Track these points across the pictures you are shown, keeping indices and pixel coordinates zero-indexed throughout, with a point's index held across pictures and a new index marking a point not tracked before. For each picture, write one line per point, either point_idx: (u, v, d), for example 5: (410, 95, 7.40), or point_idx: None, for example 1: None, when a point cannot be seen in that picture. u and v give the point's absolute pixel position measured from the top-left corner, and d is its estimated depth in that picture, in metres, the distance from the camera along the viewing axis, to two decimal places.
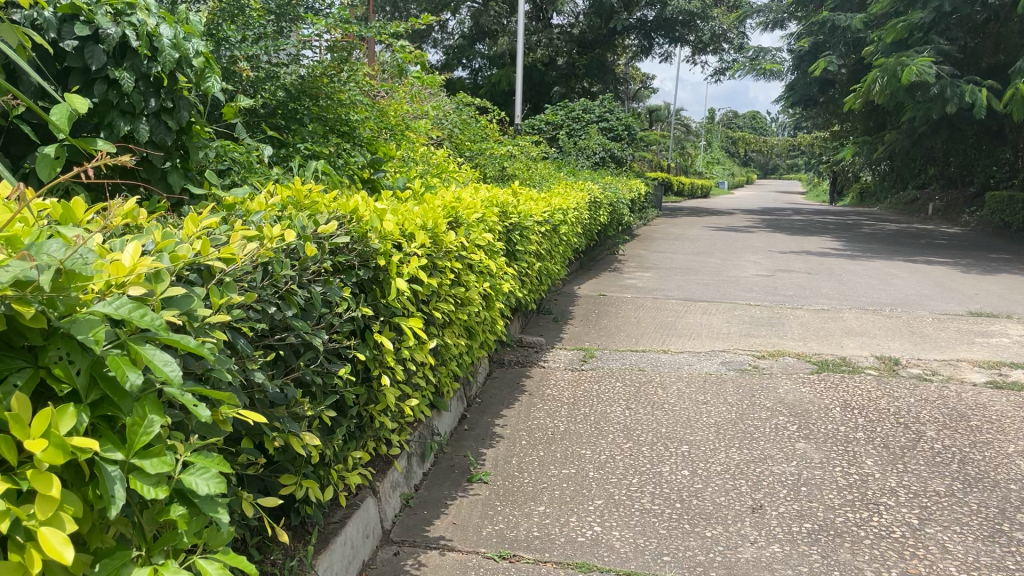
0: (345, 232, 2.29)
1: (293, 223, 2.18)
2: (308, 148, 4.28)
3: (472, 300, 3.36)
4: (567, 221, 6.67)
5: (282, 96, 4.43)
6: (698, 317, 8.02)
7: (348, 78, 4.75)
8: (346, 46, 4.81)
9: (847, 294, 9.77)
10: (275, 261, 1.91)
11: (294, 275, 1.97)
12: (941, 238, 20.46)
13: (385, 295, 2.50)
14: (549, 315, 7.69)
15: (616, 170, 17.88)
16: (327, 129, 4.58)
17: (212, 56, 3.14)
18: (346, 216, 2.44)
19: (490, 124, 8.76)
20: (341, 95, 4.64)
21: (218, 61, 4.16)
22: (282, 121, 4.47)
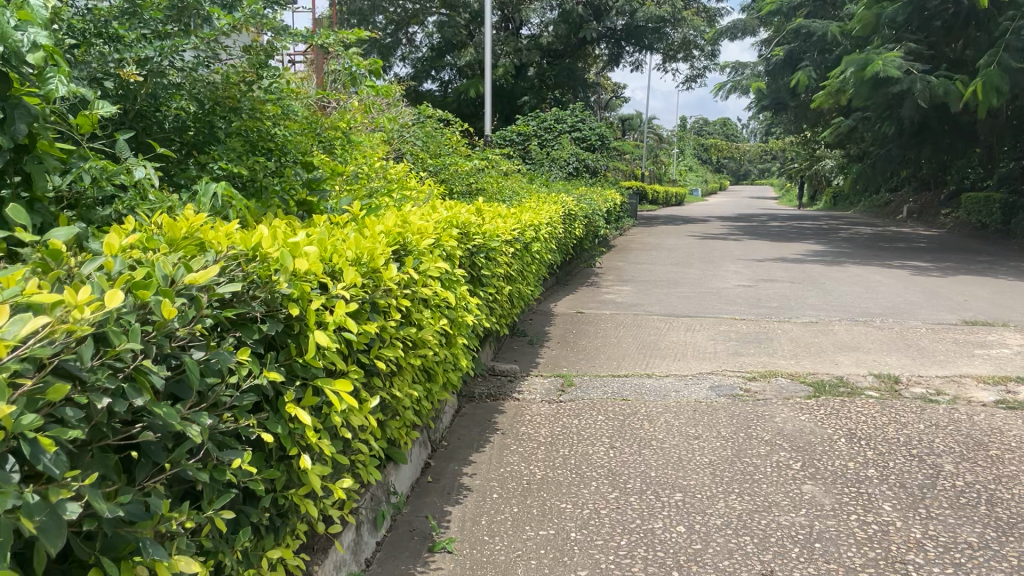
0: (235, 277, 1.82)
1: (158, 270, 1.71)
2: (222, 167, 3.74)
3: (427, 342, 2.86)
4: (540, 237, 6.18)
5: (193, 109, 3.85)
6: (683, 334, 7.56)
7: (268, 88, 4.17)
8: (267, 49, 4.10)
9: (834, 304, 9.38)
10: (112, 330, 1.49)
11: (149, 347, 1.54)
12: (920, 241, 20.25)
13: (303, 351, 2.00)
14: (524, 337, 7.19)
15: (591, 180, 17.48)
16: (250, 148, 4.03)
17: (57, 51, 2.56)
18: (245, 254, 1.96)
19: (454, 135, 8.25)
20: (260, 107, 4.08)
21: (101, 69, 3.43)
22: (195, 139, 3.88)
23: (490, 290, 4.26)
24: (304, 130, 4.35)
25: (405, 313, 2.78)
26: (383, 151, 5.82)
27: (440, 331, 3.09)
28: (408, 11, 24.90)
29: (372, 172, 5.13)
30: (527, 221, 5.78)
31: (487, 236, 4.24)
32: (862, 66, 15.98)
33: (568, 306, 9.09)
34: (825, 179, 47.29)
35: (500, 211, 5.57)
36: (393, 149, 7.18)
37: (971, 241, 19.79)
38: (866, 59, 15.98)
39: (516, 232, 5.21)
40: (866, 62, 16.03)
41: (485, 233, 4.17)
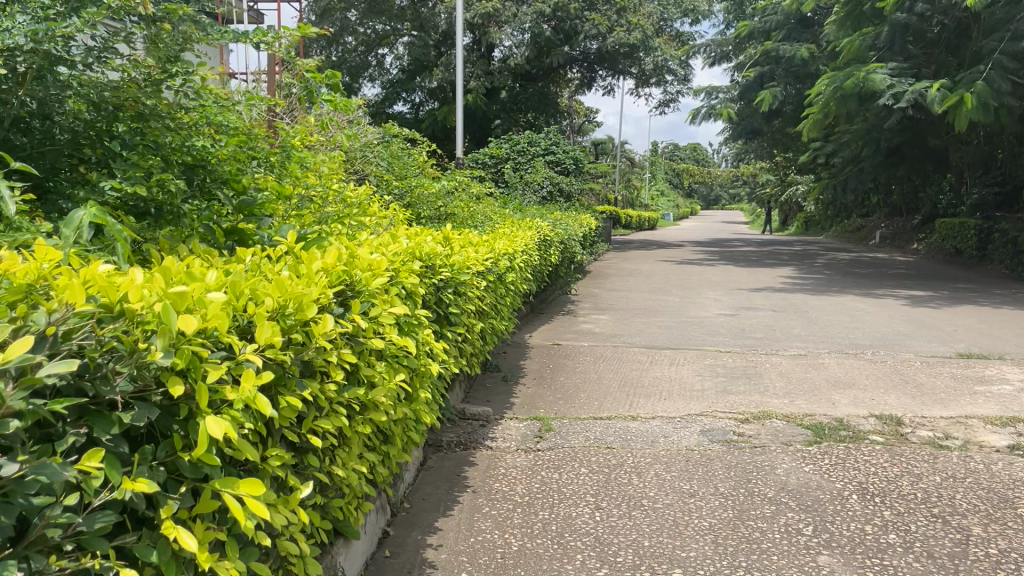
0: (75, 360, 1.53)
1: None
2: (117, 188, 3.11)
3: (380, 401, 2.36)
4: (514, 266, 5.68)
5: (88, 117, 3.23)
6: (667, 369, 7.08)
7: (180, 87, 3.49)
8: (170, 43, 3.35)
9: (821, 335, 8.96)
10: None
11: None
12: (897, 268, 20.08)
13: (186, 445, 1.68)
14: (498, 374, 6.68)
15: (565, 204, 17.05)
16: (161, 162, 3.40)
17: None
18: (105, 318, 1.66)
19: (421, 158, 7.74)
20: (171, 111, 3.41)
21: None
22: (91, 153, 3.27)
23: (460, 328, 3.73)
24: (241, 144, 3.80)
25: (349, 367, 2.29)
26: (340, 171, 5.28)
27: (398, 386, 2.58)
28: (378, 33, 24.44)
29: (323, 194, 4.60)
30: (500, 249, 5.26)
31: (457, 268, 3.75)
32: (844, 79, 15.26)
33: (544, 337, 8.59)
34: (796, 204, 47.42)
35: (469, 237, 5.04)
36: (355, 170, 6.64)
37: (947, 268, 19.65)
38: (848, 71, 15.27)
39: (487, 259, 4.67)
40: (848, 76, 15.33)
41: (452, 263, 3.66)
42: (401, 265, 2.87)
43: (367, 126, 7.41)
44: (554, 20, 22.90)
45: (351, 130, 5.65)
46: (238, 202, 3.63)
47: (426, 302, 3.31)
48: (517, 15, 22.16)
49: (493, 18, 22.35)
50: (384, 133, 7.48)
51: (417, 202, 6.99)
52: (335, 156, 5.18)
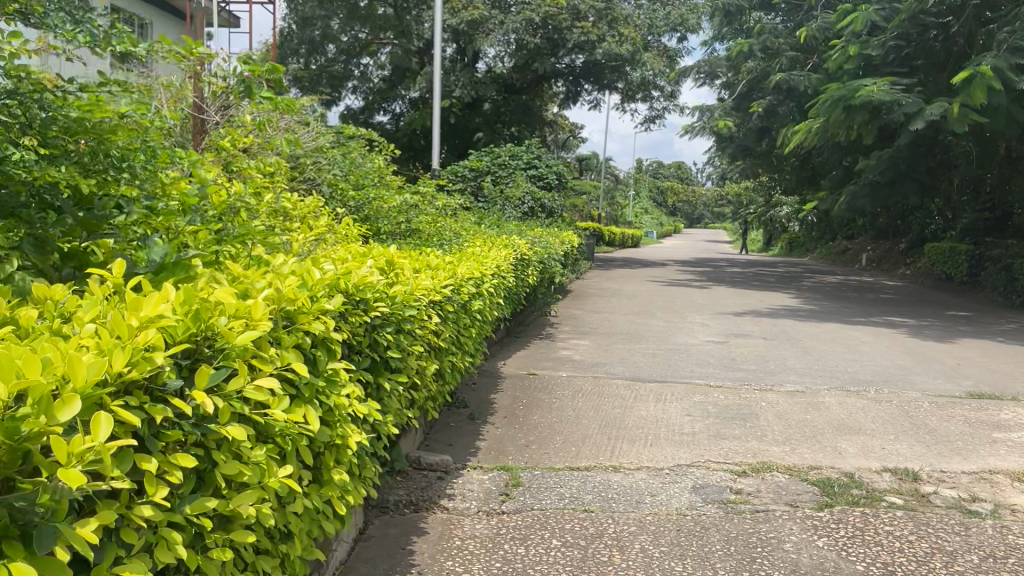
0: None
1: None
2: None
3: (240, 502, 1.90)
4: (484, 290, 5.02)
5: None
6: (652, 407, 6.37)
7: None
8: None
9: (817, 368, 8.30)
10: None
11: None
12: (886, 293, 19.57)
13: None
14: (463, 411, 5.95)
15: (546, 221, 16.40)
16: None
17: None
18: None
19: (381, 169, 7.10)
20: None
21: None
22: None
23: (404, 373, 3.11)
24: (131, 139, 3.21)
25: (203, 467, 1.91)
26: (278, 182, 4.68)
27: (283, 478, 2.05)
28: (360, 40, 23.73)
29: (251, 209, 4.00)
30: (466, 270, 4.58)
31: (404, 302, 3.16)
32: (849, 95, 14.06)
33: (519, 365, 7.87)
34: (781, 226, 47.06)
35: (425, 259, 4.42)
36: (306, 177, 6.21)
37: (937, 294, 19.16)
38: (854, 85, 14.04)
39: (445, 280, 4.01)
40: (853, 91, 14.13)
41: (394, 293, 3.04)
42: (298, 311, 2.37)
43: (322, 132, 6.78)
44: (541, 29, 22.30)
45: (293, 135, 5.03)
46: (83, 219, 3.01)
47: (352, 348, 2.77)
48: (503, 23, 21.52)
49: (477, 26, 21.70)
50: (340, 144, 6.83)
51: (375, 218, 6.37)
52: (270, 166, 4.58)
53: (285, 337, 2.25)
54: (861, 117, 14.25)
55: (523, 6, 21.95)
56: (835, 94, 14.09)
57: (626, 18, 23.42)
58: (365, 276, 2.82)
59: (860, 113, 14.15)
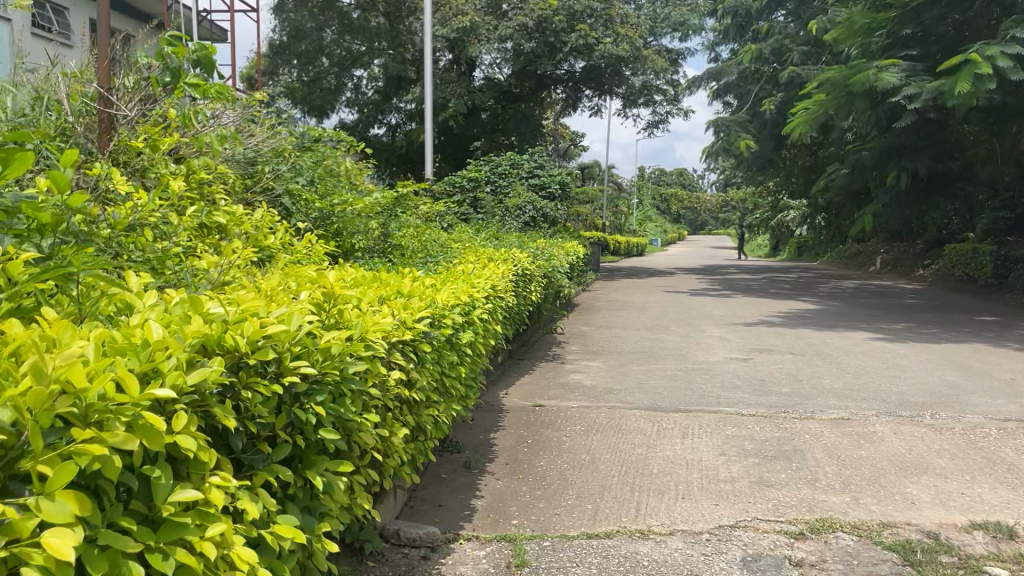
0: None
1: None
2: None
3: None
4: (479, 310, 4.21)
5: None
6: (678, 445, 5.45)
7: None
8: None
9: (857, 388, 7.39)
10: None
11: None
12: (909, 298, 18.62)
13: None
14: (458, 457, 5.04)
15: (549, 231, 15.48)
16: None
17: None
18: None
19: (352, 182, 6.51)
20: None
21: None
22: None
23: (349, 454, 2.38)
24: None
25: None
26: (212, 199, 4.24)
27: None
28: (352, 52, 22.75)
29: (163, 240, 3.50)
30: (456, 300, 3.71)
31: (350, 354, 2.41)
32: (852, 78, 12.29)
33: (524, 395, 6.96)
34: (788, 230, 46.14)
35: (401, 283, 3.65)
36: (263, 189, 5.59)
37: (963, 298, 18.24)
38: (856, 67, 12.31)
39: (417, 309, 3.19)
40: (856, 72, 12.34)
41: (325, 345, 2.29)
42: (83, 417, 1.68)
43: (284, 139, 6.18)
44: (537, 34, 21.50)
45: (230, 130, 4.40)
46: None
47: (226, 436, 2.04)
48: (497, 28, 20.78)
49: (470, 33, 20.87)
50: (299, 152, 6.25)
51: (352, 231, 5.76)
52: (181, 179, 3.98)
53: (44, 464, 1.55)
54: (861, 104, 12.65)
55: (517, 10, 21.13)
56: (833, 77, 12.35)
57: (625, 17, 22.56)
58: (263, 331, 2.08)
59: (860, 99, 12.54)
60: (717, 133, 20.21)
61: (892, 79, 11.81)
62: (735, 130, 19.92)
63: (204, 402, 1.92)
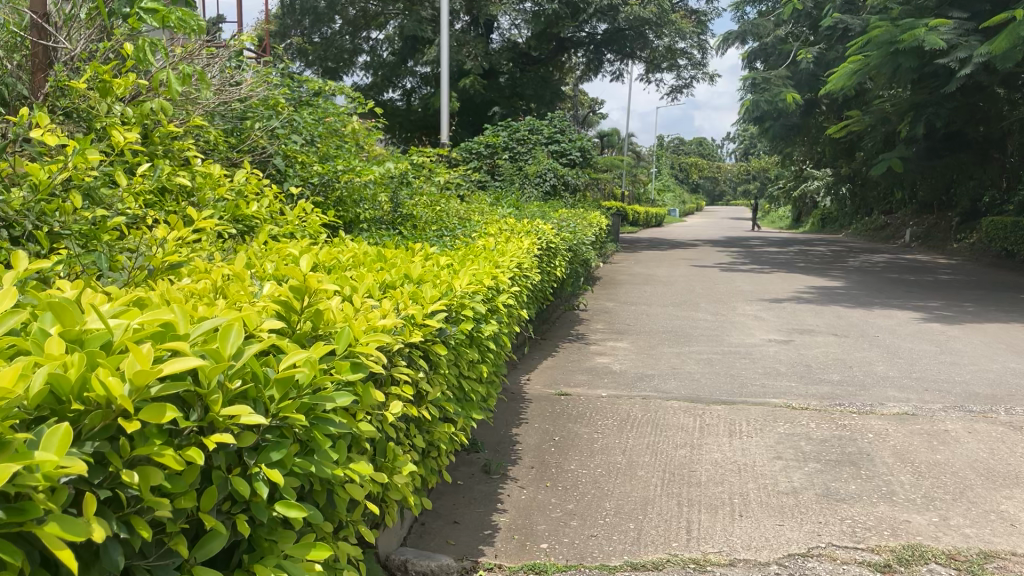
0: None
1: None
2: None
3: None
4: (506, 293, 3.58)
5: None
6: (725, 445, 4.80)
7: None
8: None
9: (916, 377, 6.69)
10: None
11: None
12: (945, 273, 17.79)
13: None
14: (477, 459, 4.42)
15: (570, 200, 14.77)
16: None
17: None
18: None
19: (361, 144, 5.93)
20: None
21: None
22: None
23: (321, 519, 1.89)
24: None
25: None
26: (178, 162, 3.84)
27: None
28: (367, 12, 22.05)
29: (98, 206, 3.14)
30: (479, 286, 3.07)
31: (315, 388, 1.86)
32: (900, 37, 11.17)
33: (547, 382, 6.32)
34: (811, 201, 44.96)
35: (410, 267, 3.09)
36: (252, 148, 5.01)
37: (1002, 274, 17.41)
38: (905, 25, 11.18)
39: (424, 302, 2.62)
40: (904, 30, 11.21)
41: (284, 376, 1.76)
42: None
43: (284, 93, 5.67)
44: None
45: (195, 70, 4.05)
46: None
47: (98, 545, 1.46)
48: None
49: None
50: (299, 108, 5.67)
51: (356, 197, 5.15)
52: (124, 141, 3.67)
53: None
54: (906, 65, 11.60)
55: None
56: (878, 36, 11.24)
57: None
58: (154, 370, 1.50)
59: (906, 60, 11.44)
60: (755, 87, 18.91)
61: (942, 39, 10.71)
62: (776, 85, 18.66)
63: (26, 515, 1.29)
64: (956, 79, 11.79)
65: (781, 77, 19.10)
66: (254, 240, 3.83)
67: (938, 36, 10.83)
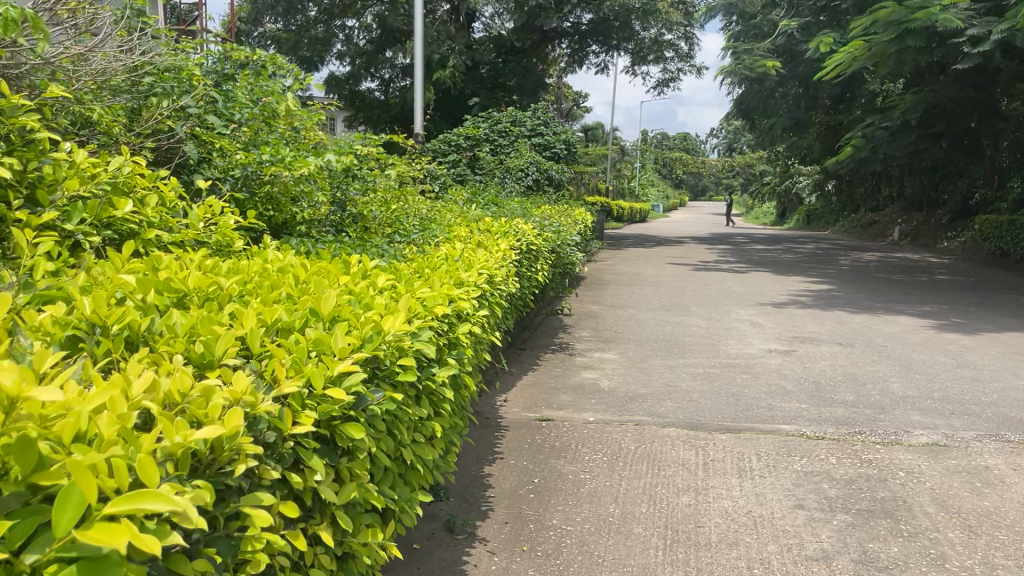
0: None
1: None
2: None
3: None
4: (470, 319, 2.92)
5: None
6: (735, 489, 4.06)
7: None
8: None
9: (939, 398, 5.99)
10: None
11: None
12: (941, 273, 17.16)
13: None
14: (439, 511, 3.64)
15: (553, 195, 14.02)
16: None
17: None
18: None
19: (298, 127, 5.54)
20: None
21: None
22: None
23: None
24: None
25: None
26: (19, 158, 3.35)
27: None
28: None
29: None
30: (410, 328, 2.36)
31: None
32: (909, 17, 10.43)
33: (526, 404, 5.54)
34: (796, 197, 44.43)
35: (314, 308, 2.39)
36: (154, 131, 4.59)
37: (998, 274, 16.83)
38: (915, 4, 10.43)
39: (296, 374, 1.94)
40: (913, 10, 10.47)
41: None
42: None
43: (205, 68, 5.33)
44: None
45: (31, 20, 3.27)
46: None
47: None
48: None
49: None
50: (221, 88, 5.24)
51: (292, 196, 4.75)
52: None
53: None
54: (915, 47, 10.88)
55: None
56: (886, 16, 10.49)
57: None
58: None
59: (916, 42, 10.71)
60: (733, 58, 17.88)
61: (957, 18, 9.99)
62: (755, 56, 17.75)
63: None
64: (965, 65, 11.15)
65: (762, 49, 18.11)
66: (126, 251, 3.45)
67: (953, 16, 10.09)
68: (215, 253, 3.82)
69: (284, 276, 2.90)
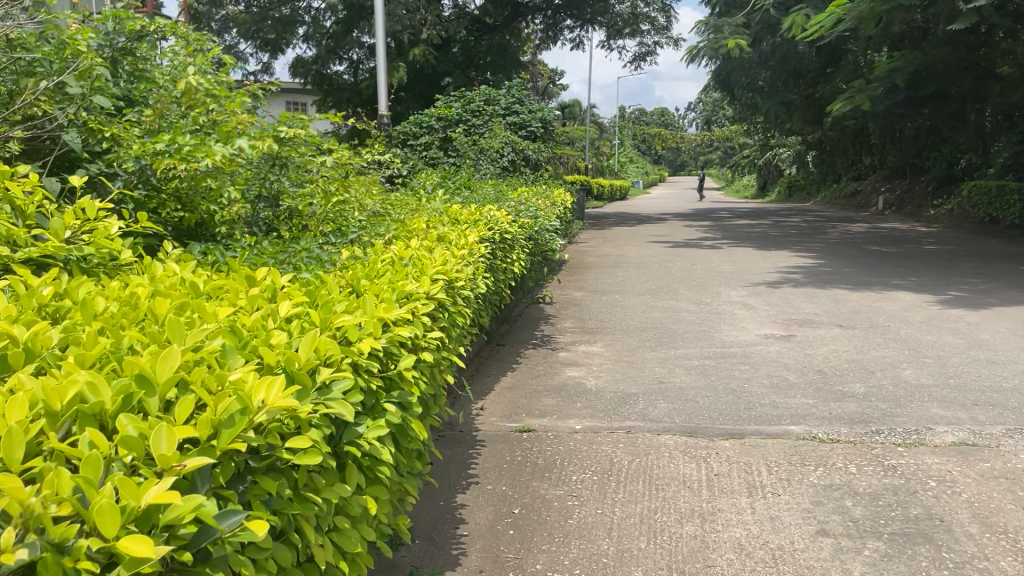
0: None
1: None
2: None
3: None
4: (409, 345, 2.37)
5: None
6: (746, 513, 3.51)
7: None
8: None
9: (957, 386, 5.47)
10: None
11: None
12: (931, 243, 16.72)
13: None
14: (402, 561, 3.06)
15: (530, 176, 13.40)
16: None
17: None
18: None
19: (214, 107, 4.85)
20: None
21: None
22: None
23: None
24: None
25: None
26: None
27: None
28: None
29: None
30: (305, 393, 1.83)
31: None
32: None
33: (505, 412, 4.97)
34: (777, 169, 43.96)
35: (148, 372, 1.79)
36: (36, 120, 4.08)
37: (989, 242, 16.38)
38: None
39: (72, 518, 1.37)
40: None
41: None
42: None
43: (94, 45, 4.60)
44: None
45: None
46: None
47: None
48: None
49: None
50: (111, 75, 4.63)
51: (209, 195, 4.24)
52: None
53: None
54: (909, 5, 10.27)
55: None
56: None
57: None
58: None
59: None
60: (707, 34, 17.42)
61: None
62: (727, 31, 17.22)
63: None
64: (959, 26, 10.58)
65: (736, 23, 17.60)
66: None
67: None
68: (97, 269, 3.23)
69: (152, 314, 2.35)
